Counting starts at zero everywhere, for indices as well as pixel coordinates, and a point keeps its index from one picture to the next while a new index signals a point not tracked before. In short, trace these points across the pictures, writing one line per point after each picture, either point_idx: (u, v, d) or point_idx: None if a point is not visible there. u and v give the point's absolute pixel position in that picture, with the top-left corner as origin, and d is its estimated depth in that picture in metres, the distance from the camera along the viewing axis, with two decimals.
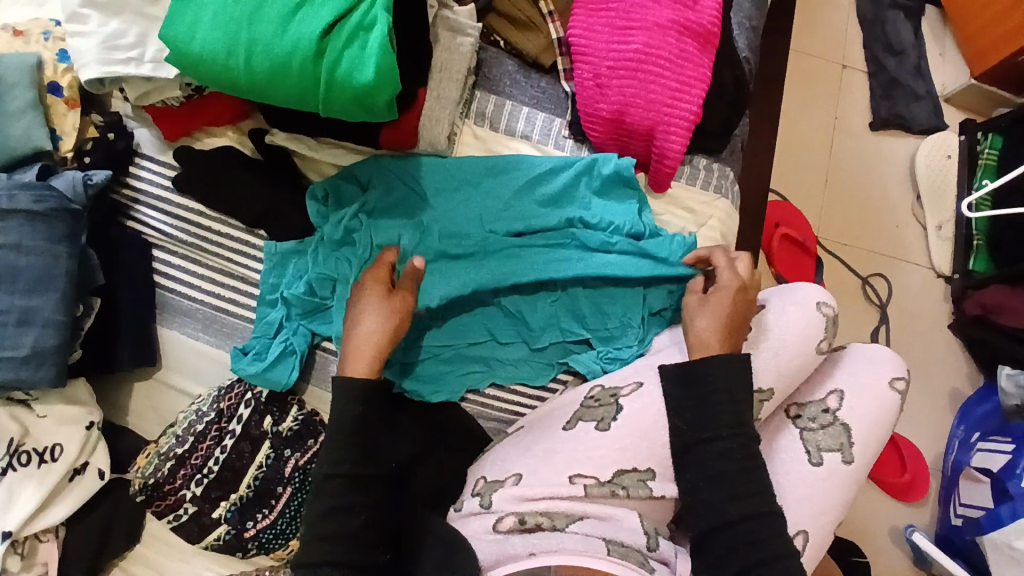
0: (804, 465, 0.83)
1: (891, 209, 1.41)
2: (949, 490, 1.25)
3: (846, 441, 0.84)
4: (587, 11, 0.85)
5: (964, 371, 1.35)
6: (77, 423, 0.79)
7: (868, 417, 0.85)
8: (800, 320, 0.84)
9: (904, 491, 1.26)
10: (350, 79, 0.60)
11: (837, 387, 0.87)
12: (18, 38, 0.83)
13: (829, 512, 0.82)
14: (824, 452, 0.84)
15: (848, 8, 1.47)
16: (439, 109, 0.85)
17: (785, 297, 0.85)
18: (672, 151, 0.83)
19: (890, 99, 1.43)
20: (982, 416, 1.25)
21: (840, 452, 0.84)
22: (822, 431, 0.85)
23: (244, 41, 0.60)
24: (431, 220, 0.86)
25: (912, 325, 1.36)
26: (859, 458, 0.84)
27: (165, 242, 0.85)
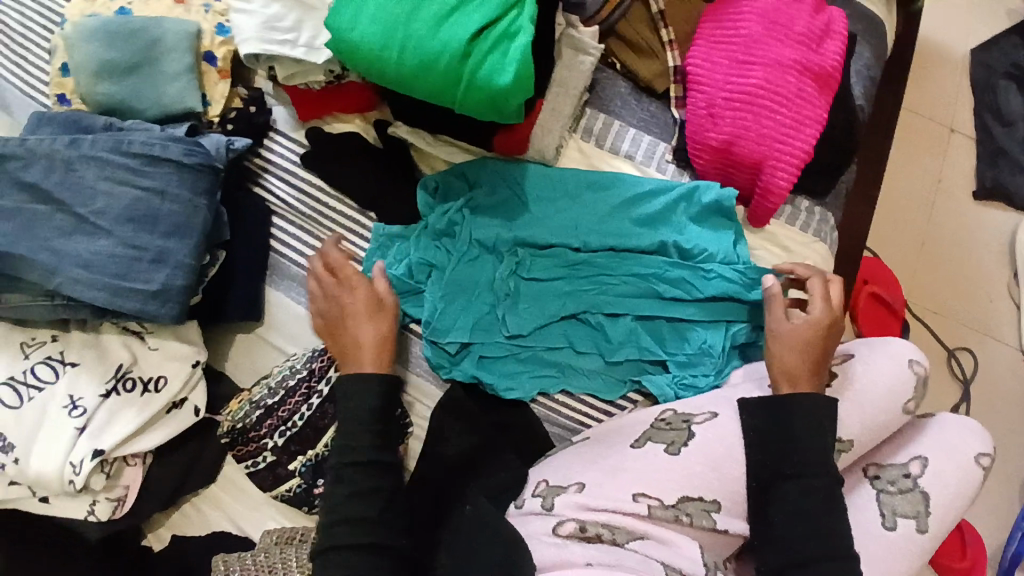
0: (877, 527, 0.80)
1: (986, 282, 1.35)
2: None
3: (922, 509, 0.81)
4: (708, 44, 0.88)
5: None
6: (184, 360, 0.85)
7: (951, 490, 0.81)
8: (891, 375, 0.82)
9: None
10: (489, 81, 0.65)
11: (922, 454, 0.83)
12: (178, 5, 0.93)
13: None
14: (898, 518, 0.81)
15: (963, 71, 1.43)
16: (552, 121, 0.89)
17: (875, 349, 0.84)
18: (778, 187, 0.84)
19: (998, 169, 1.38)
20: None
21: (915, 519, 0.80)
22: (900, 495, 0.82)
23: (400, 36, 0.66)
24: (529, 224, 0.89)
25: (995, 407, 1.29)
26: (933, 529, 0.80)
27: (285, 211, 0.92)
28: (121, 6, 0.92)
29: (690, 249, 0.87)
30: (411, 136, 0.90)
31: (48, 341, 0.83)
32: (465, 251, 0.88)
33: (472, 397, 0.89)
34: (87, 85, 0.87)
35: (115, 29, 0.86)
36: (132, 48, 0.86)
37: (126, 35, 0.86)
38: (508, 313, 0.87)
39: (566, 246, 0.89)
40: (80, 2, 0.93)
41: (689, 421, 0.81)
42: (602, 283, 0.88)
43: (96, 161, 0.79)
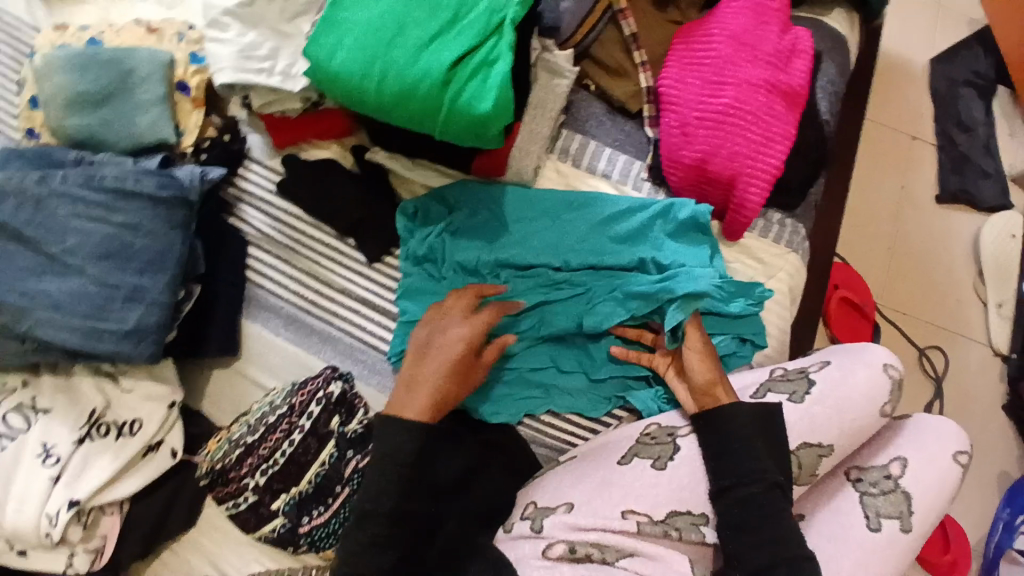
0: (861, 529, 0.82)
1: (951, 283, 1.40)
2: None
3: (905, 509, 0.82)
4: (680, 65, 0.90)
5: (1015, 456, 1.30)
6: (160, 401, 0.84)
7: (931, 490, 0.83)
8: (867, 380, 0.84)
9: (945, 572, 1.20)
10: (469, 108, 0.65)
11: (901, 454, 0.85)
12: (151, 35, 0.92)
13: None
14: (882, 518, 0.82)
15: (921, 81, 1.49)
16: (530, 143, 0.89)
17: (852, 358, 0.85)
18: (750, 203, 0.86)
19: (958, 173, 1.43)
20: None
21: (899, 520, 0.82)
22: (882, 496, 0.83)
23: (380, 67, 0.66)
24: (508, 245, 0.89)
25: (964, 403, 1.33)
26: (917, 529, 0.82)
27: (260, 241, 0.91)
28: (91, 36, 0.91)
29: (667, 264, 0.89)
30: (389, 162, 0.90)
31: (19, 387, 0.82)
32: (446, 275, 0.89)
33: (459, 420, 0.89)
34: (56, 118, 0.85)
35: (84, 60, 0.85)
36: (100, 79, 0.85)
37: (95, 66, 0.85)
38: (492, 336, 0.88)
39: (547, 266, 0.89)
40: (49, 33, 0.92)
41: (674, 433, 0.82)
42: (582, 302, 0.88)
43: (67, 199, 0.77)
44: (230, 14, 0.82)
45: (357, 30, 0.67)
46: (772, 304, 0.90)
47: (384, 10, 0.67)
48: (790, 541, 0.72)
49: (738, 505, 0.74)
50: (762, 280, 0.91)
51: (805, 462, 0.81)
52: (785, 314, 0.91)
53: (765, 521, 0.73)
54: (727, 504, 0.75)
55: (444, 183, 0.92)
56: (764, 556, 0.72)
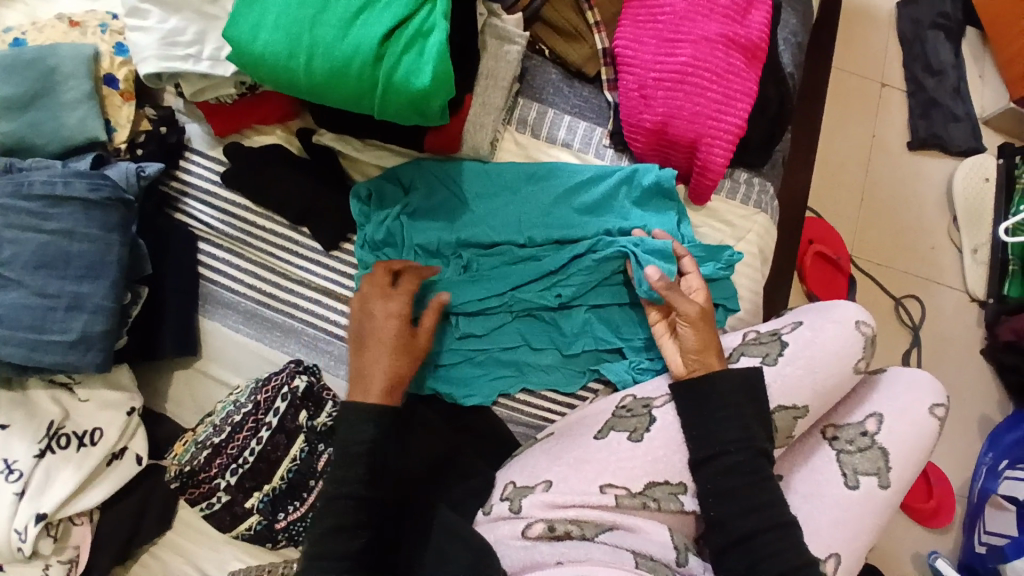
0: (839, 488, 0.82)
1: (926, 231, 1.39)
2: (974, 519, 1.21)
3: (883, 465, 0.82)
4: (634, 23, 0.86)
5: (995, 398, 1.32)
6: (118, 408, 0.81)
7: (907, 444, 0.83)
8: (839, 337, 0.83)
9: (929, 517, 1.22)
10: (407, 84, 0.61)
11: (876, 411, 0.85)
12: (75, 29, 0.86)
13: (862, 537, 0.81)
14: (860, 475, 0.82)
15: (888, 27, 1.46)
16: (483, 115, 0.85)
17: (823, 315, 0.84)
18: (715, 164, 0.83)
19: (928, 119, 1.41)
20: (1011, 444, 1.21)
21: (877, 476, 0.82)
22: (859, 454, 0.83)
23: (308, 43, 0.62)
24: (469, 223, 0.86)
25: (942, 350, 1.34)
26: (895, 483, 0.82)
27: (211, 235, 0.87)
28: (14, 37, 0.85)
29: (633, 232, 0.86)
30: (337, 144, 0.86)
31: None
32: (407, 258, 0.85)
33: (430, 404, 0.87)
34: None
35: (4, 61, 0.79)
36: (22, 79, 0.79)
37: (17, 66, 0.79)
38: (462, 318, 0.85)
39: (511, 242, 0.86)
40: None
41: (649, 405, 0.81)
42: (549, 276, 0.86)
43: None
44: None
45: (282, 4, 0.63)
46: (742, 267, 0.89)
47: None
48: (769, 504, 0.72)
49: (716, 475, 0.73)
50: (729, 242, 0.89)
51: (782, 424, 0.81)
52: (756, 275, 0.90)
53: (744, 486, 0.72)
54: (706, 473, 0.74)
55: (397, 163, 0.88)
56: (744, 522, 0.71)
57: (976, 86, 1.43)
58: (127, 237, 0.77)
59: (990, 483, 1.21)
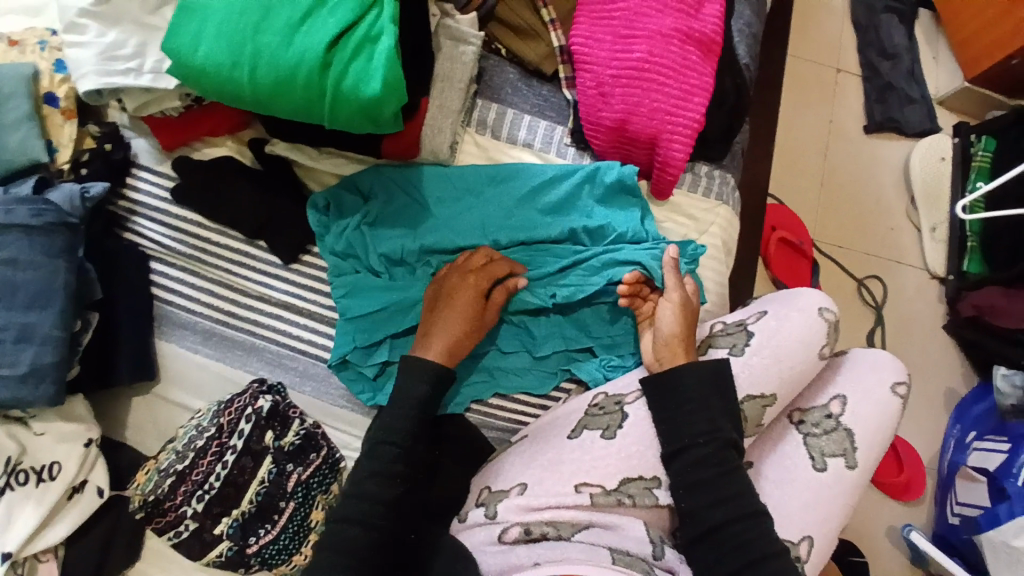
0: (808, 471, 0.83)
1: (886, 212, 1.42)
2: (945, 491, 1.24)
3: (849, 446, 0.84)
4: (589, 20, 0.85)
5: (959, 372, 1.36)
6: (77, 440, 0.78)
7: (872, 423, 0.85)
8: (802, 324, 0.84)
9: (903, 490, 1.26)
10: (356, 92, 0.59)
11: (840, 392, 0.87)
12: (13, 48, 0.82)
13: (833, 518, 0.83)
14: (827, 458, 0.84)
15: (842, 13, 1.48)
16: (440, 118, 0.84)
17: (786, 303, 0.85)
18: (675, 159, 0.83)
19: (884, 103, 1.44)
20: (978, 416, 1.26)
21: (844, 457, 0.84)
22: (825, 436, 0.85)
23: (251, 51, 0.59)
24: (432, 229, 0.84)
25: (907, 328, 1.37)
26: (861, 463, 0.84)
27: (164, 254, 0.85)
28: None
29: (596, 230, 0.86)
30: (292, 154, 0.84)
31: None
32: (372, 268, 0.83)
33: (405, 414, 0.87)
34: None
35: None
36: None
37: None
38: None
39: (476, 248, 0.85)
40: None
41: (620, 402, 0.81)
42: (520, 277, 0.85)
43: None
44: (84, 14, 0.72)
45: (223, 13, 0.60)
46: (707, 260, 0.90)
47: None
48: (741, 493, 0.72)
49: (685, 469, 0.74)
50: (692, 235, 0.90)
51: (750, 414, 0.82)
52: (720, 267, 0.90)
53: (718, 479, 0.72)
54: (680, 468, 0.75)
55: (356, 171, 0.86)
56: (718, 513, 0.71)
57: (928, 69, 1.46)
58: (76, 261, 0.74)
59: (959, 455, 1.25)
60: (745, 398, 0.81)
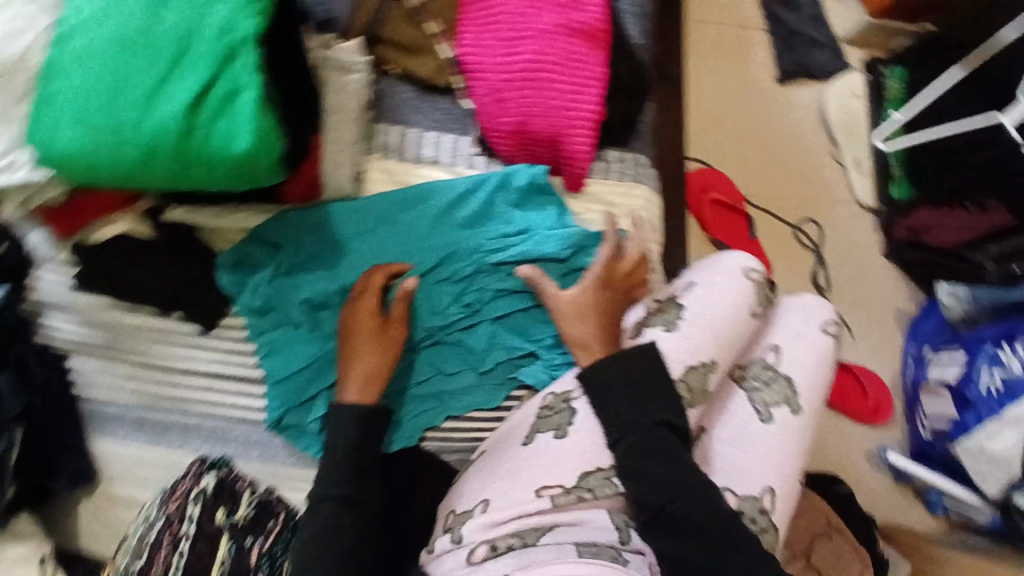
0: (755, 425, 0.85)
1: (809, 156, 1.46)
2: (913, 407, 1.29)
3: (790, 392, 0.86)
4: (475, 27, 0.84)
5: (906, 295, 1.40)
6: (27, 560, 0.75)
7: (808, 366, 0.88)
8: (729, 287, 0.86)
9: (874, 414, 1.31)
10: (228, 151, 0.57)
11: (773, 343, 0.89)
12: None
13: (790, 465, 0.84)
14: (771, 408, 0.86)
15: None
16: (338, 153, 0.83)
17: (711, 270, 0.88)
18: (580, 152, 0.83)
19: (788, 51, 1.47)
20: (930, 332, 1.30)
21: (787, 404, 0.86)
22: (766, 387, 0.87)
23: (108, 116, 0.57)
24: (352, 265, 0.83)
25: (849, 263, 1.42)
26: (805, 406, 0.87)
27: (80, 349, 0.82)
28: None
29: (517, 237, 0.85)
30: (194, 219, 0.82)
31: None
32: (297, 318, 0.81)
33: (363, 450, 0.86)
34: None
35: None
36: None
37: None
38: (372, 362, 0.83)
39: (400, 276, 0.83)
40: None
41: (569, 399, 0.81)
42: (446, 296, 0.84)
43: None
44: None
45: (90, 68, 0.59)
46: None
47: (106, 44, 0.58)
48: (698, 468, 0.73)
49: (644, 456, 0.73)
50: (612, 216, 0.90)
51: (694, 384, 0.82)
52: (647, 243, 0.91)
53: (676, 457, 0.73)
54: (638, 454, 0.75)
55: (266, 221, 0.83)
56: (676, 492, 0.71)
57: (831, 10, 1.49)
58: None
59: (917, 370, 1.28)
60: (681, 372, 0.81)
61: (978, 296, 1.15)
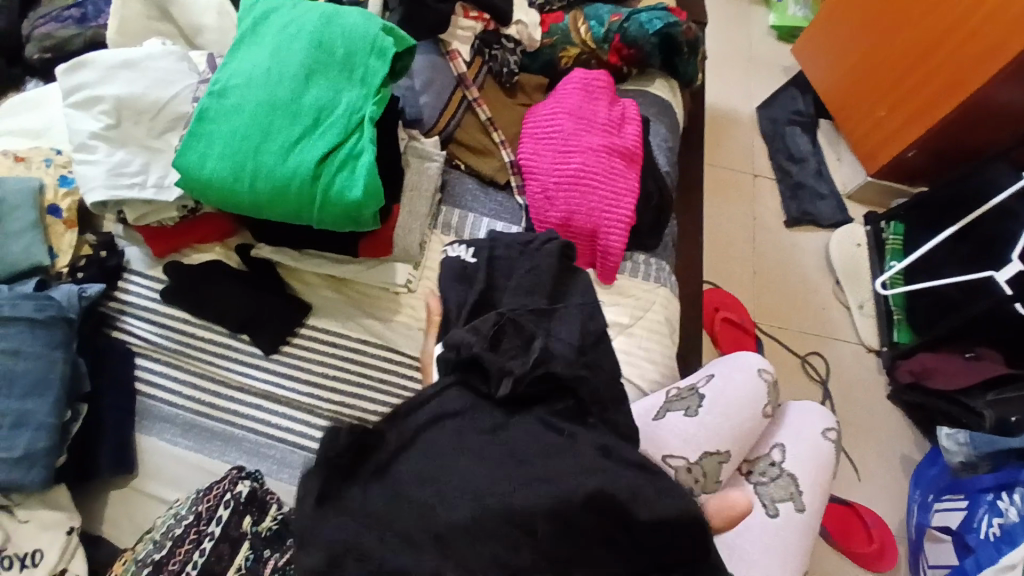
0: (763, 518, 0.91)
1: (814, 292, 1.50)
2: (915, 554, 1.22)
3: (795, 491, 0.93)
4: (534, 141, 1.01)
5: (909, 436, 1.36)
6: (58, 527, 0.75)
7: (809, 467, 0.95)
8: (810, 452, 0.96)
9: (874, 560, 1.22)
10: (342, 197, 0.70)
11: (779, 442, 0.97)
12: (19, 164, 0.89)
13: (794, 558, 0.89)
14: (778, 503, 0.92)
15: None
16: (411, 222, 0.94)
17: (799, 420, 0.99)
18: (614, 249, 0.95)
19: None
20: (932, 478, 1.25)
21: (792, 501, 0.92)
22: (772, 483, 0.93)
23: (255, 154, 0.71)
24: (313, 101, 0.73)
25: (854, 397, 1.39)
26: (809, 507, 0.93)
27: (150, 349, 0.91)
28: None
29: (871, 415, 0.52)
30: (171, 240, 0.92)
31: None
32: (327, 119, 0.72)
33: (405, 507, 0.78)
34: None
35: None
36: None
37: None
38: None
39: (313, 109, 0.72)
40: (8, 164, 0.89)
41: None
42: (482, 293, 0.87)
43: None
44: (98, 137, 0.81)
45: (214, 168, 0.71)
46: (654, 336, 0.98)
47: (234, 175, 0.71)
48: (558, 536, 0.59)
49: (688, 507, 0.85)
50: (634, 325, 0.97)
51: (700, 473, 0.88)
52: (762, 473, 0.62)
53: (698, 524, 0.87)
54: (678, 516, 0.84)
55: (345, 275, 0.95)
56: None
57: None
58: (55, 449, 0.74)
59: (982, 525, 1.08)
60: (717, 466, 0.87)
61: (977, 439, 1.13)
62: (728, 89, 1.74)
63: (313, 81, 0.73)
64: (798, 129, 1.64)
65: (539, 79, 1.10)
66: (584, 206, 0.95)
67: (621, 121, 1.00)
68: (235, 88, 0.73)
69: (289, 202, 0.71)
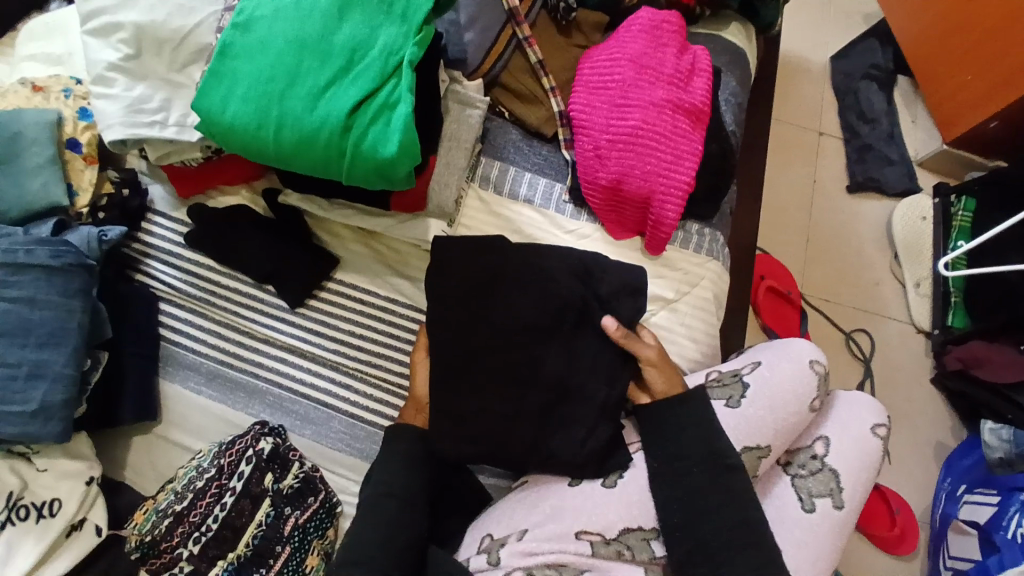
0: (797, 511, 0.86)
1: (868, 267, 1.38)
2: (937, 544, 1.17)
3: (835, 486, 0.88)
4: (587, 90, 0.90)
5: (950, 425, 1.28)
6: (77, 478, 0.75)
7: (855, 464, 0.89)
8: (857, 449, 0.90)
9: (895, 545, 1.18)
10: (373, 152, 0.63)
11: (823, 434, 0.91)
12: (37, 94, 0.84)
13: (824, 558, 0.85)
14: (815, 498, 0.87)
15: None
16: (448, 174, 0.86)
17: (848, 412, 0.93)
18: (668, 219, 0.86)
19: None
20: (967, 469, 1.18)
21: (831, 498, 0.87)
22: (811, 477, 0.89)
23: (282, 98, 0.63)
24: (346, 38, 0.64)
25: (896, 381, 1.31)
26: (848, 503, 0.87)
27: (173, 294, 0.88)
28: None
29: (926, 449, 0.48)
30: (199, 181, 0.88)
31: None
32: (361, 60, 0.64)
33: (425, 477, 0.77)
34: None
35: None
36: None
37: None
38: None
39: (346, 47, 0.64)
40: (25, 93, 0.84)
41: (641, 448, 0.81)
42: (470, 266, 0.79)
43: None
44: (115, 68, 0.75)
45: (236, 112, 0.64)
46: (699, 313, 0.90)
47: (257, 120, 0.64)
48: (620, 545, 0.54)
49: None
50: (679, 301, 0.90)
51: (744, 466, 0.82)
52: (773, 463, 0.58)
53: None
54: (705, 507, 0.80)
55: (376, 228, 0.89)
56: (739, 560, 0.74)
57: None
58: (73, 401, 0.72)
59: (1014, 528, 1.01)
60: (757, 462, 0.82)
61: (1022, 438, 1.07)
62: (800, 32, 1.53)
63: (347, 15, 0.65)
64: (875, 83, 1.45)
65: (598, 17, 0.97)
66: (638, 167, 0.85)
67: (689, 72, 0.89)
68: (261, 21, 0.65)
69: (316, 155, 0.64)
